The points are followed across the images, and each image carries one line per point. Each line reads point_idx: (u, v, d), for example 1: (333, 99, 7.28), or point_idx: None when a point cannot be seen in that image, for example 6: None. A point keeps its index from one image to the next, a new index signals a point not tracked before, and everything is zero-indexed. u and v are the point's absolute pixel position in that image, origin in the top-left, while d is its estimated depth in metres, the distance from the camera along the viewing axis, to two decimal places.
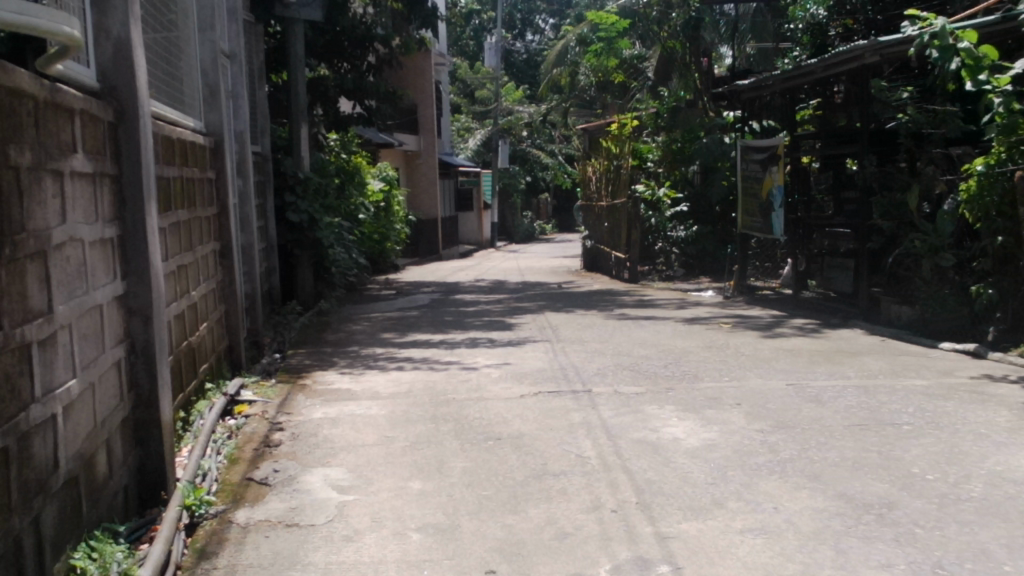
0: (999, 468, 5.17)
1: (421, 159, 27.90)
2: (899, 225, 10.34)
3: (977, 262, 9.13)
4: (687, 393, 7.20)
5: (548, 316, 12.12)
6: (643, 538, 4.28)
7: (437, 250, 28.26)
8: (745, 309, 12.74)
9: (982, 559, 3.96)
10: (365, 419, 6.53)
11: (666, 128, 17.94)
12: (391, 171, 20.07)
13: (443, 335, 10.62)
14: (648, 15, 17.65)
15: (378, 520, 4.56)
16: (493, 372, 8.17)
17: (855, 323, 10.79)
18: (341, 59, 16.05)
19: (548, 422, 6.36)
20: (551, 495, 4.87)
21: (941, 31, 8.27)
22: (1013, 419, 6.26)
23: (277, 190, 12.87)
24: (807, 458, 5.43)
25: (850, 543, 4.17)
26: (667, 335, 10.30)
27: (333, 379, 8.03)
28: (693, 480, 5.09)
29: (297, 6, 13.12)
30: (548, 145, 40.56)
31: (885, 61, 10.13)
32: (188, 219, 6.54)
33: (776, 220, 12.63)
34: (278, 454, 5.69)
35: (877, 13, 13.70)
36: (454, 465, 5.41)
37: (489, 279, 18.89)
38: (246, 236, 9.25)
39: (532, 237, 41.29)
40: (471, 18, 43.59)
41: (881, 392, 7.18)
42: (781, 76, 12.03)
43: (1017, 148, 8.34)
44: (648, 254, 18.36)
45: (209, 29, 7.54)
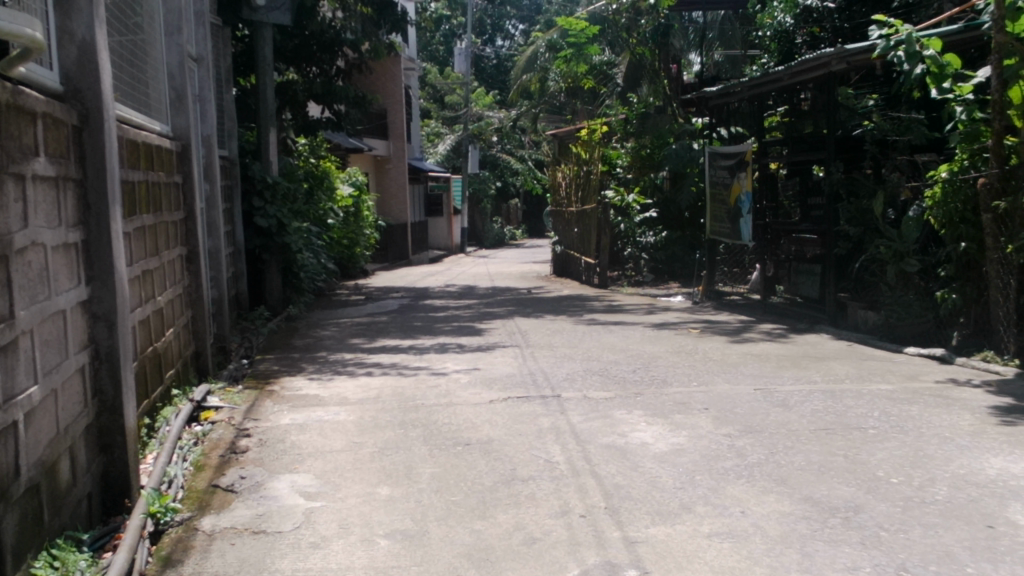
0: (962, 471, 5.24)
1: (390, 164, 27.86)
2: (865, 231, 10.46)
3: (941, 268, 9.25)
4: (656, 398, 7.23)
5: (518, 322, 12.14)
6: (611, 542, 4.29)
7: (406, 255, 28.28)
8: (714, 314, 12.82)
9: (946, 562, 4.01)
10: (334, 425, 6.51)
11: (635, 135, 17.91)
12: (360, 175, 19.84)
13: (413, 340, 10.59)
14: (617, 21, 17.79)
15: (346, 526, 4.54)
16: (462, 377, 8.16)
17: (822, 328, 10.89)
18: (310, 64, 15.94)
19: (516, 427, 6.37)
20: (520, 501, 4.86)
21: (907, 38, 8.28)
22: (976, 423, 6.34)
23: (244, 195, 12.76)
24: (775, 462, 5.47)
25: (816, 547, 4.19)
26: (636, 340, 10.33)
27: (301, 385, 7.98)
28: (660, 484, 5.11)
29: (266, 10, 12.91)
30: (518, 150, 40.65)
31: (851, 68, 10.24)
32: (153, 224, 6.49)
33: (744, 226, 12.75)
34: (245, 460, 5.64)
35: (844, 21, 13.96)
36: (422, 470, 5.40)
37: (460, 284, 18.91)
38: (214, 241, 9.18)
39: (502, 243, 41.36)
40: (442, 24, 43.59)
41: (847, 396, 7.24)
42: (749, 83, 12.12)
43: (979, 155, 8.57)
44: (617, 260, 18.81)
45: (176, 33, 7.47)
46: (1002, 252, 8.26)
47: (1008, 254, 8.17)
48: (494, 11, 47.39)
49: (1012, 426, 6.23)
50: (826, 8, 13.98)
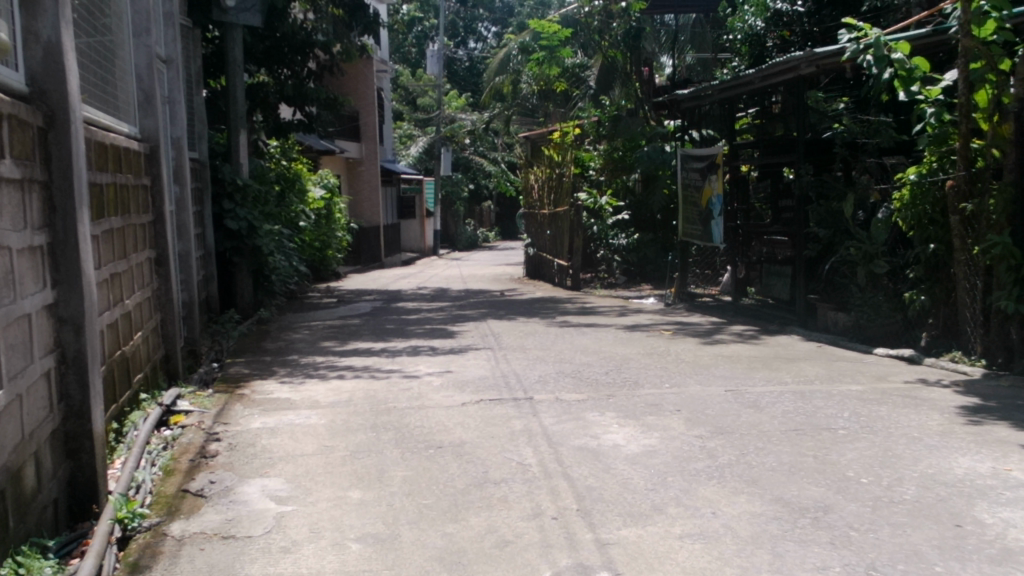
0: (930, 471, 5.30)
1: (363, 166, 27.77)
2: (835, 233, 10.55)
3: (910, 270, 9.35)
4: (628, 400, 7.25)
5: (490, 324, 12.12)
6: (584, 545, 4.29)
7: (379, 258, 28.23)
8: (685, 316, 12.88)
9: (914, 561, 4.04)
10: (305, 428, 6.47)
11: (607, 137, 17.88)
12: (333, 177, 19.80)
13: (385, 343, 10.56)
14: (589, 23, 17.70)
15: (317, 530, 4.51)
16: (434, 380, 8.13)
17: (793, 330, 10.96)
18: (280, 66, 15.84)
19: (488, 429, 6.36)
20: (492, 503, 4.86)
21: (876, 41, 8.37)
22: (945, 423, 6.41)
23: (214, 198, 12.67)
24: (746, 463, 5.50)
25: (786, 547, 4.21)
26: (608, 342, 10.35)
27: (273, 388, 7.93)
28: (632, 486, 5.12)
29: (236, 11, 12.82)
30: (491, 153, 40.67)
31: (821, 71, 10.32)
32: (122, 227, 6.43)
33: (716, 228, 12.81)
34: (215, 465, 5.60)
35: (814, 25, 14.17)
36: (394, 474, 5.37)
37: (432, 287, 18.84)
38: (183, 243, 9.10)
39: (475, 245, 41.36)
40: (414, 26, 43.54)
41: (817, 397, 7.30)
42: (720, 86, 12.19)
43: (947, 158, 8.60)
44: (591, 262, 18.72)
45: (144, 34, 7.38)
46: (969, 254, 8.36)
47: (975, 256, 8.27)
48: (467, 14, 47.34)
49: (979, 426, 6.30)
50: (796, 12, 14.18)
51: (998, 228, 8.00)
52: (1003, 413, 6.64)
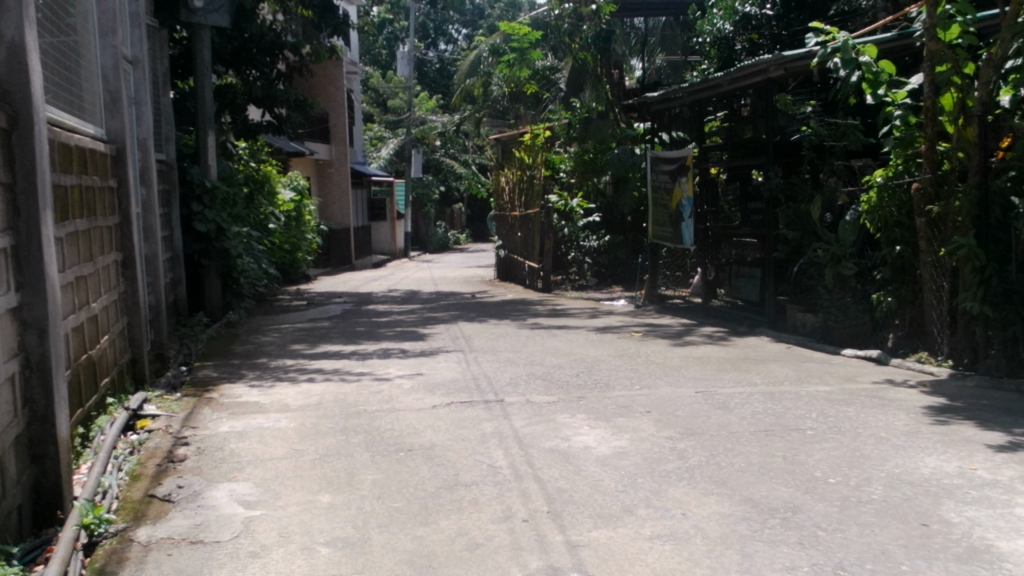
0: (897, 470, 5.34)
1: (332, 168, 27.66)
2: (804, 235, 10.63)
3: (877, 271, 9.44)
4: (599, 401, 7.27)
5: (461, 326, 12.11)
6: (554, 546, 4.29)
7: (349, 260, 28.11)
8: (656, 317, 12.95)
9: (881, 560, 4.08)
10: (274, 432, 6.43)
11: (578, 139, 17.65)
12: (303, 179, 19.74)
13: (355, 345, 10.51)
14: (559, 26, 17.69)
15: (286, 534, 4.48)
16: (405, 383, 8.10)
17: (762, 332, 11.04)
18: (249, 67, 15.73)
19: (459, 432, 6.35)
20: (463, 506, 4.84)
21: (843, 45, 8.42)
22: (911, 423, 6.48)
23: (182, 199, 12.57)
24: (716, 464, 5.52)
25: (755, 547, 4.24)
26: (579, 344, 10.38)
27: (241, 392, 7.88)
28: (602, 488, 5.13)
29: (205, 12, 12.74)
30: (462, 155, 40.68)
31: (789, 74, 10.41)
32: (88, 229, 6.37)
33: (686, 229, 12.87)
34: (183, 469, 5.55)
35: (782, 28, 14.61)
36: (364, 477, 5.35)
37: (403, 289, 18.81)
38: (150, 246, 9.02)
39: (446, 247, 41.31)
40: (384, 27, 43.48)
41: (786, 398, 7.34)
42: (689, 89, 12.24)
43: (913, 161, 8.69)
44: (561, 264, 18.60)
45: (110, 35, 7.30)
46: (935, 256, 8.46)
47: (941, 257, 8.37)
48: (438, 15, 47.24)
49: (945, 426, 6.37)
50: (764, 15, 14.71)
51: (963, 230, 8.07)
52: (968, 413, 6.71)
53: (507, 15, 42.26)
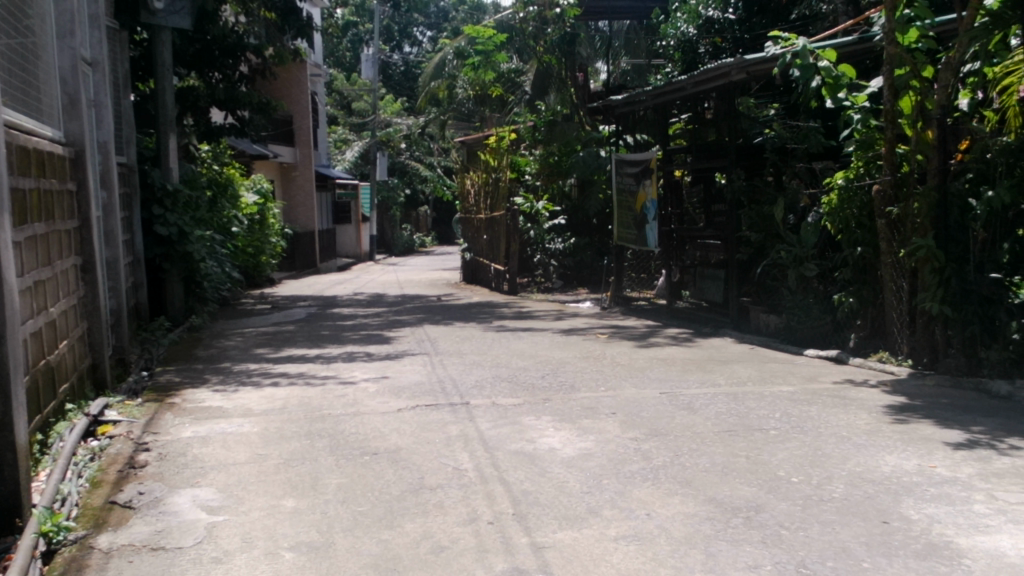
0: (859, 469, 5.40)
1: (297, 171, 27.50)
2: (766, 237, 10.71)
3: (838, 272, 9.54)
4: (564, 404, 7.29)
5: (427, 329, 12.08)
6: (519, 548, 4.30)
7: (314, 264, 27.96)
8: (621, 319, 13.02)
9: (843, 557, 4.12)
10: (237, 437, 6.38)
11: (543, 142, 17.93)
12: (267, 182, 19.64)
13: (319, 349, 10.46)
14: (524, 29, 17.77)
15: (249, 540, 4.45)
16: (370, 387, 8.07)
17: (726, 333, 11.15)
18: (211, 69, 15.56)
19: (424, 435, 6.34)
20: (428, 509, 4.84)
21: (803, 50, 8.50)
22: (872, 422, 6.56)
23: (143, 203, 12.44)
24: (680, 465, 5.56)
25: (719, 547, 4.27)
26: (544, 345, 10.40)
27: (204, 397, 7.81)
28: (568, 489, 5.14)
29: (165, 14, 12.65)
30: (427, 157, 40.69)
31: (751, 77, 10.51)
32: (46, 233, 6.30)
33: (650, 232, 12.92)
34: (144, 475, 5.49)
35: (744, 32, 14.91)
36: (328, 481, 5.32)
37: (369, 292, 18.76)
38: (111, 250, 8.92)
39: (412, 250, 41.24)
40: (348, 29, 43.35)
41: (749, 398, 7.40)
42: (653, 92, 12.33)
43: (873, 163, 8.80)
44: (527, 266, 18.46)
45: (68, 36, 7.06)
46: (896, 257, 8.57)
47: (901, 258, 8.50)
48: (402, 18, 47.16)
49: (904, 424, 6.45)
50: (727, 19, 14.93)
51: (922, 232, 8.16)
52: (928, 412, 6.80)
53: (472, 18, 42.30)
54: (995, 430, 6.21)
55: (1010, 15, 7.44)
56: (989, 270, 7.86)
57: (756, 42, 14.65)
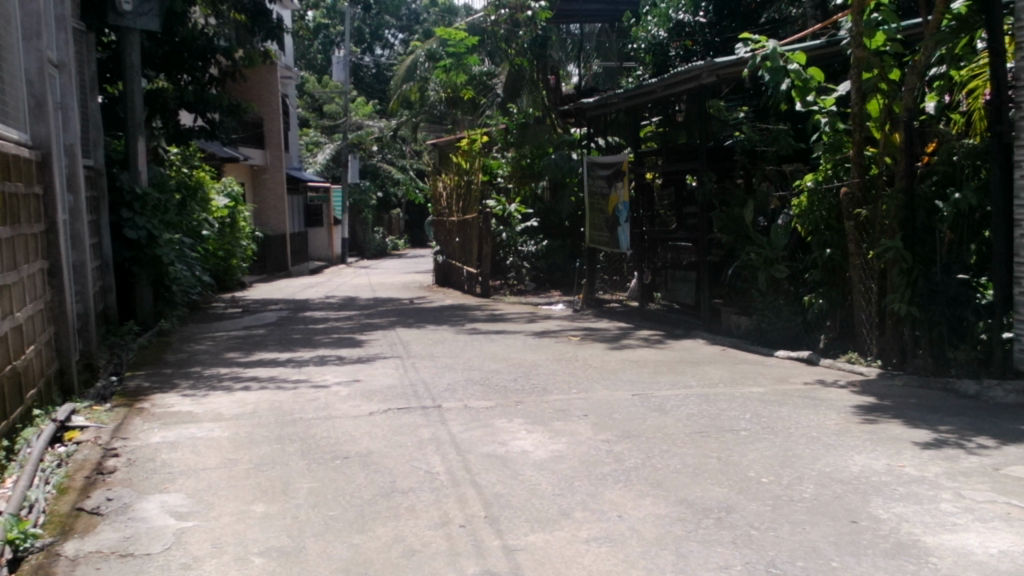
0: (828, 470, 5.44)
1: (267, 174, 27.34)
2: (736, 239, 10.76)
3: (809, 273, 9.61)
4: (536, 406, 7.29)
5: (399, 332, 12.05)
6: (491, 551, 4.29)
7: (286, 267, 27.85)
8: (593, 321, 13.05)
9: (812, 557, 4.15)
10: (207, 442, 6.33)
11: (514, 144, 17.82)
12: (237, 186, 19.53)
13: (291, 353, 10.41)
14: (495, 32, 17.80)
15: (219, 545, 4.42)
16: (341, 390, 8.03)
17: (697, 334, 11.20)
18: (180, 72, 15.40)
19: (396, 438, 6.32)
20: (399, 513, 4.83)
21: (772, 53, 8.56)
22: (841, 422, 6.61)
23: (112, 206, 12.32)
24: (651, 466, 5.58)
25: (690, 548, 4.29)
26: (517, 348, 10.39)
27: (173, 401, 7.75)
28: (540, 492, 5.14)
29: (133, 16, 12.55)
30: (399, 160, 40.61)
31: (722, 81, 10.56)
32: (12, 237, 6.24)
33: (622, 234, 12.95)
34: (112, 481, 5.44)
35: (715, 36, 14.97)
36: (299, 486, 5.29)
37: (340, 295, 18.68)
38: (79, 254, 8.84)
39: (384, 252, 41.12)
40: (320, 32, 43.25)
41: (720, 399, 7.45)
42: (624, 95, 12.38)
43: (841, 165, 8.89)
44: (499, 269, 18.62)
45: (34, 38, 7.04)
46: (864, 258, 8.65)
47: (870, 259, 8.57)
48: (373, 20, 46.99)
49: (874, 424, 6.50)
50: (697, 23, 14.97)
51: (890, 234, 8.24)
52: (896, 412, 6.87)
53: (443, 20, 42.27)
54: (962, 429, 6.28)
55: (975, 19, 7.67)
56: (957, 270, 7.91)
57: (726, 46, 14.78)
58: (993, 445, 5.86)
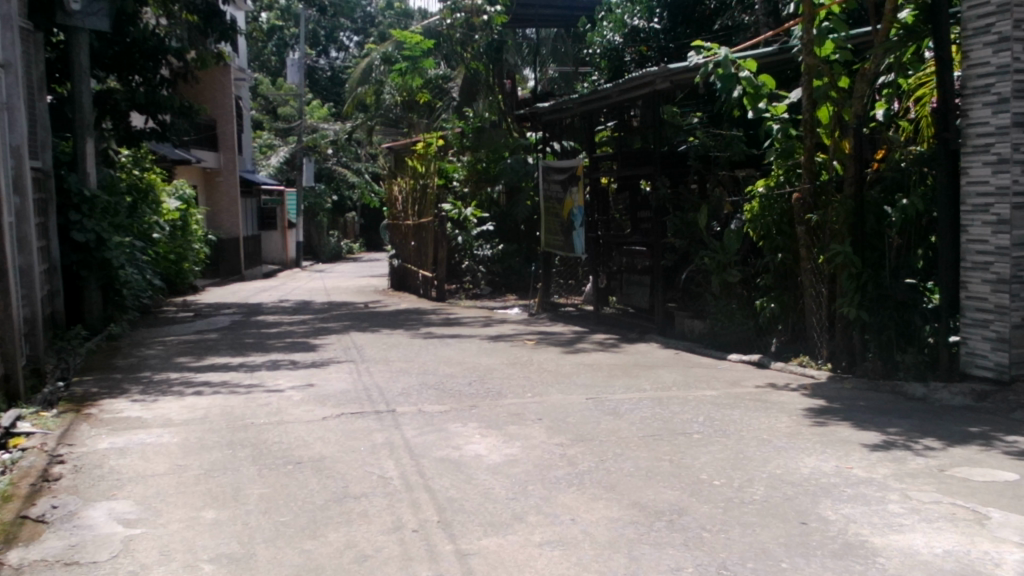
0: (779, 472, 5.50)
1: (221, 177, 27.06)
2: (690, 243, 10.83)
3: (760, 278, 9.72)
4: (491, 410, 7.30)
5: (353, 336, 11.99)
6: (443, 556, 4.28)
7: (239, 271, 27.63)
8: (549, 325, 13.12)
9: (763, 558, 4.20)
10: (156, 448, 6.25)
11: (471, 148, 17.99)
12: (189, 188, 19.32)
13: (243, 357, 10.31)
14: (450, 35, 17.56)
15: (167, 552, 4.36)
16: (294, 395, 7.97)
17: (652, 338, 11.28)
18: (131, 73, 15.13)
19: (349, 443, 6.29)
20: (352, 518, 4.79)
21: (725, 59, 8.62)
22: (792, 424, 6.70)
23: (60, 209, 12.10)
24: (604, 469, 5.60)
25: (642, 550, 4.31)
26: (472, 352, 10.40)
27: (122, 407, 7.63)
28: (493, 496, 5.14)
29: (82, 15, 12.37)
30: (355, 163, 40.43)
31: (675, 87, 10.68)
32: None
33: (578, 238, 13.02)
34: (58, 488, 5.35)
35: (669, 41, 15.14)
36: (251, 492, 5.24)
37: (294, 299, 18.55)
38: (25, 257, 8.68)
39: (339, 256, 40.91)
40: (274, 33, 42.92)
41: (674, 402, 7.50)
42: (579, 100, 12.47)
43: (793, 171, 9.01)
44: (455, 273, 18.45)
45: None
46: (815, 263, 8.74)
47: (820, 264, 8.67)
48: (328, 22, 46.70)
49: (824, 427, 6.59)
50: (652, 28, 15.17)
51: (840, 238, 8.36)
52: (846, 414, 6.98)
53: (398, 24, 42.15)
54: (910, 431, 6.39)
55: (922, 29, 7.74)
56: (905, 276, 8.03)
57: (681, 53, 14.95)
58: (939, 446, 5.98)
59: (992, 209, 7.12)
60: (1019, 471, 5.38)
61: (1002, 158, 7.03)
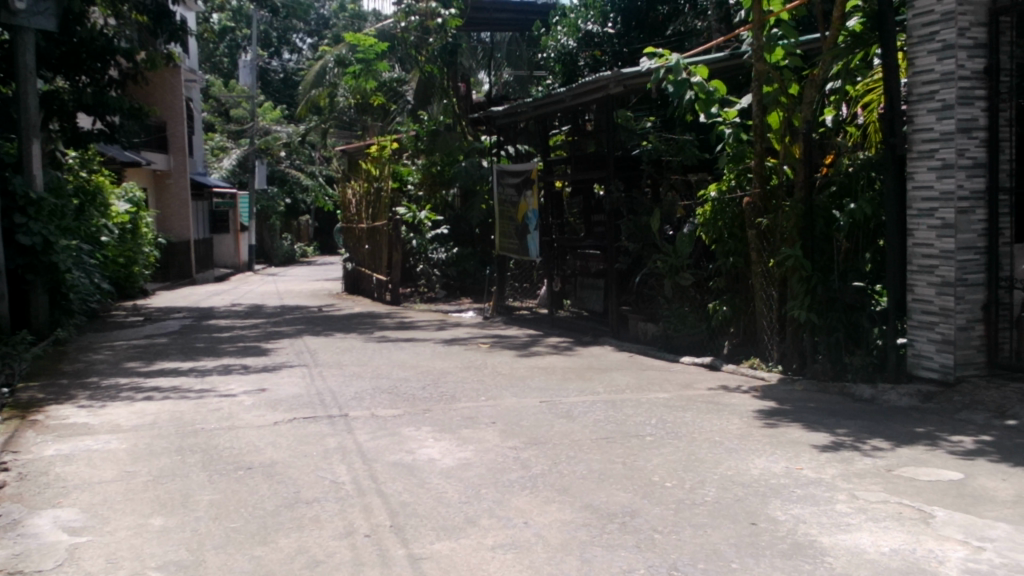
0: (729, 473, 5.56)
1: (171, 179, 26.73)
2: (643, 247, 10.91)
3: (712, 281, 9.82)
4: (445, 413, 7.29)
5: (306, 341, 11.90)
6: (396, 561, 4.27)
7: (190, 274, 27.32)
8: (503, 328, 13.14)
9: (713, 559, 4.24)
10: (104, 454, 6.15)
11: (424, 151, 17.71)
12: (138, 191, 19.07)
13: (194, 362, 10.19)
14: (405, 38, 17.45)
15: (114, 560, 4.30)
16: (246, 400, 7.90)
17: (606, 340, 11.37)
18: (78, 73, 14.84)
19: (301, 448, 6.24)
20: (303, 523, 4.76)
21: (676, 65, 8.69)
22: (743, 426, 6.77)
23: (5, 211, 11.87)
24: (557, 472, 5.62)
25: (594, 552, 4.34)
26: (426, 356, 10.38)
27: (69, 413, 7.49)
28: (446, 499, 5.14)
29: (27, 14, 12.19)
30: (308, 166, 40.20)
31: (628, 90, 10.76)
32: None
33: (532, 242, 13.07)
34: (2, 497, 5.24)
35: (623, 46, 15.24)
36: (200, 498, 5.18)
37: (247, 303, 18.35)
38: None
39: (292, 259, 40.65)
40: (226, 35, 42.49)
41: (627, 405, 7.56)
42: (533, 103, 12.49)
43: (744, 175, 9.12)
44: (410, 276, 18.41)
45: None
46: (766, 266, 8.84)
47: (770, 267, 8.78)
48: (281, 24, 46.35)
49: (773, 428, 6.66)
50: (605, 33, 15.24)
51: (790, 241, 8.47)
52: (796, 415, 7.08)
53: (352, 26, 41.93)
54: (857, 432, 6.49)
55: (870, 36, 7.90)
56: (853, 278, 8.19)
57: (633, 57, 15.05)
58: (887, 446, 6.09)
59: (937, 214, 7.26)
60: (963, 470, 5.48)
61: (947, 163, 7.17)
